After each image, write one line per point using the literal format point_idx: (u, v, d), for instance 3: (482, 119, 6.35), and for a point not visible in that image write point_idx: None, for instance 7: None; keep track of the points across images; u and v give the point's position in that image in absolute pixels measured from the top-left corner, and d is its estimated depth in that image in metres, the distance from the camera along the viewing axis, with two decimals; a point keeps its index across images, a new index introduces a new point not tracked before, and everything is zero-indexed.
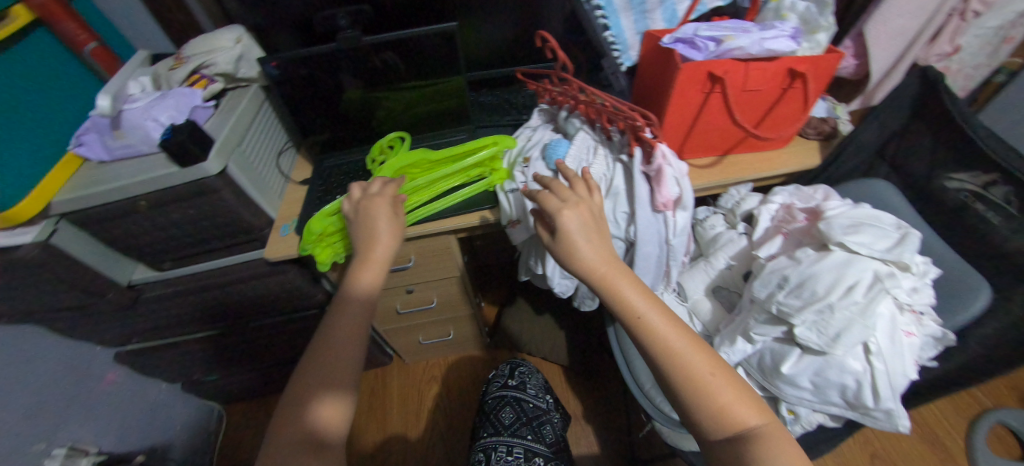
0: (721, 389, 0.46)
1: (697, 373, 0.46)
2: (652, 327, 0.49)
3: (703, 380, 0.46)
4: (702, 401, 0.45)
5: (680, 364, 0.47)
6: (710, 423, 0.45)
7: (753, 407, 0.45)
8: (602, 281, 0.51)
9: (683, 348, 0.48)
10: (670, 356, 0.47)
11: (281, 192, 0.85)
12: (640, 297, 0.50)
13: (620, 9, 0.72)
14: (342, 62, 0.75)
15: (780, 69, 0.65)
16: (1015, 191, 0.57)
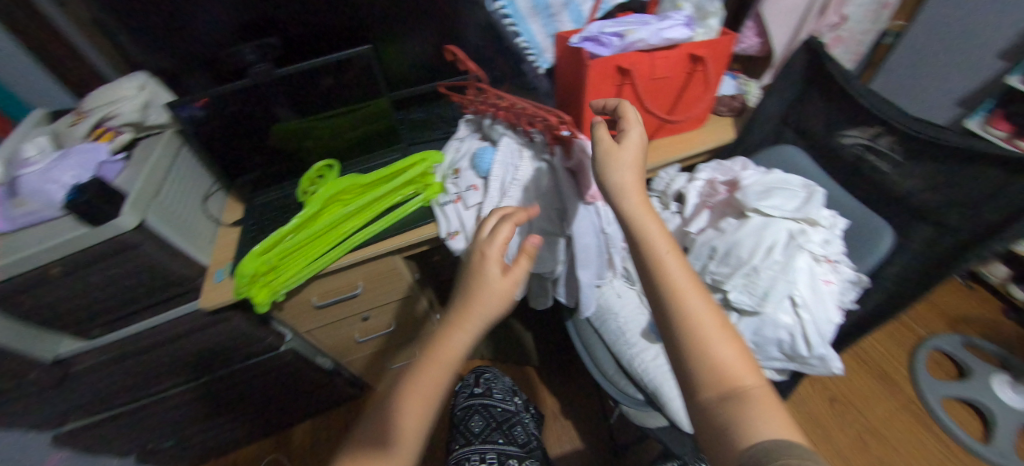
0: (719, 345, 0.41)
1: (697, 319, 0.42)
2: (662, 266, 0.45)
3: (697, 328, 0.42)
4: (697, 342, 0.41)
5: (685, 307, 0.43)
6: (703, 366, 0.41)
7: (751, 366, 0.40)
8: (633, 220, 0.48)
9: (692, 290, 0.44)
10: (676, 296, 0.43)
11: (213, 238, 0.82)
12: (661, 235, 0.47)
13: (527, 16, 0.78)
14: (262, 96, 0.74)
15: (681, 56, 0.69)
16: (897, 140, 0.63)
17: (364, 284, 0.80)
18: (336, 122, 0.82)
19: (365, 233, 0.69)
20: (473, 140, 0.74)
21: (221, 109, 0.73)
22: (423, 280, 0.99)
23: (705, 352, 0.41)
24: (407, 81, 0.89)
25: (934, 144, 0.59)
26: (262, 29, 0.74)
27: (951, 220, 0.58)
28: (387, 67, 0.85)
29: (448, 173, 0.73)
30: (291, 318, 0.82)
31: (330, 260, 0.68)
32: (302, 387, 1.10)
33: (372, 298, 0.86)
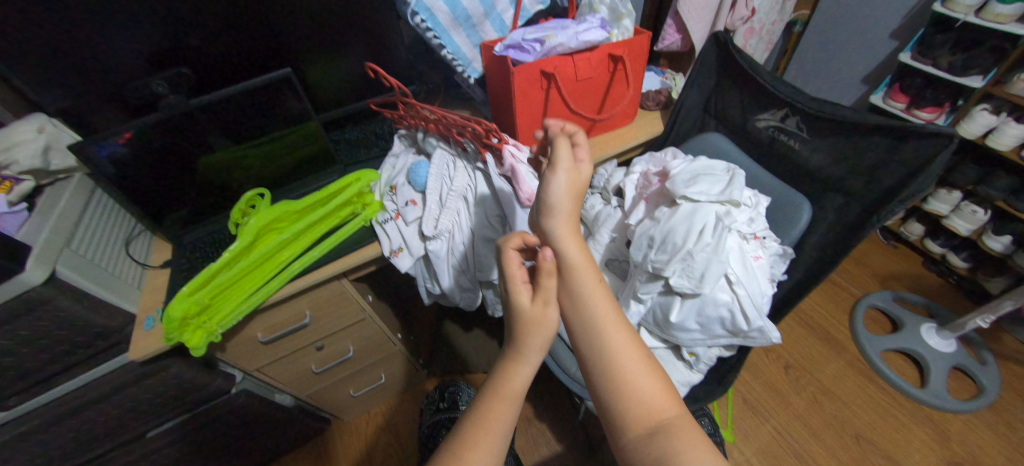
0: (644, 382, 0.46)
1: (618, 356, 0.47)
2: (588, 298, 0.49)
3: (621, 363, 0.47)
4: (626, 381, 0.46)
5: (606, 342, 0.48)
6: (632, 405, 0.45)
7: (671, 399, 0.46)
8: (565, 257, 0.50)
9: (614, 329, 0.48)
10: (599, 331, 0.48)
11: (140, 283, 0.76)
12: (586, 263, 0.50)
13: (449, 28, 0.74)
14: (183, 130, 0.71)
15: (602, 57, 0.72)
16: (802, 120, 0.69)
17: (312, 312, 0.77)
18: (266, 149, 0.80)
19: (304, 261, 0.67)
20: (409, 155, 0.74)
21: (137, 150, 0.68)
22: (379, 302, 0.97)
23: (636, 392, 0.46)
24: (335, 102, 0.87)
25: (833, 120, 0.65)
26: (171, 58, 0.70)
27: (854, 189, 0.64)
28: (315, 89, 0.83)
29: (386, 190, 0.73)
30: (237, 358, 0.78)
31: (268, 292, 0.65)
32: (262, 429, 1.04)
33: (324, 326, 0.83)
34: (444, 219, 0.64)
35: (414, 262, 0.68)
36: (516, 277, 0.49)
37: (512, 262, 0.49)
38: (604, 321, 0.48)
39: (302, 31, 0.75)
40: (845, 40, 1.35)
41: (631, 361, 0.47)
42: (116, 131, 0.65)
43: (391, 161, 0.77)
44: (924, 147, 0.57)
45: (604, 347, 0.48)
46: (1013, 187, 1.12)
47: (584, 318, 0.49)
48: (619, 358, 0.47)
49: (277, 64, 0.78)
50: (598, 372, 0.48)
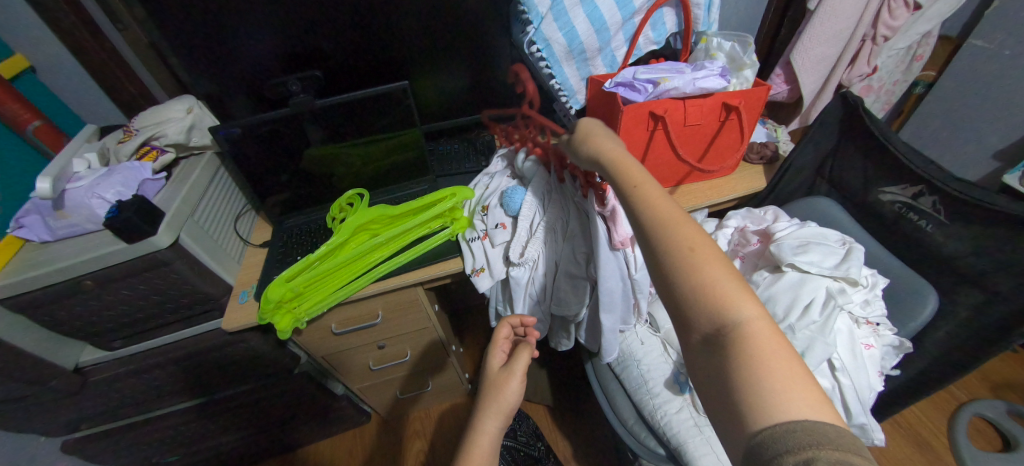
0: (718, 277, 0.35)
1: (683, 247, 0.37)
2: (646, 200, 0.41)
3: (686, 256, 0.36)
4: (684, 278, 0.36)
5: (665, 236, 0.38)
6: (694, 311, 0.34)
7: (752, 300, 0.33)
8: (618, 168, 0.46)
9: (672, 223, 0.39)
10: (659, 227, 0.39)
11: (240, 258, 0.83)
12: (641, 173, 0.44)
13: (563, 59, 0.75)
14: (298, 126, 0.77)
15: (715, 104, 0.69)
16: (941, 200, 0.61)
17: (384, 314, 0.80)
18: (367, 152, 0.84)
19: (391, 264, 0.69)
20: (507, 174, 0.76)
21: (245, 135, 0.74)
22: (442, 312, 0.98)
23: (696, 296, 0.35)
24: (433, 115, 0.91)
25: (979, 207, 0.57)
26: (306, 61, 0.76)
27: (1002, 289, 0.56)
28: (421, 100, 0.87)
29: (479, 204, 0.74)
30: (309, 343, 0.82)
31: (354, 289, 0.68)
32: (311, 411, 1.08)
33: (390, 328, 0.85)
34: (531, 248, 0.65)
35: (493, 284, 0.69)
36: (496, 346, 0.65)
37: (501, 334, 0.66)
38: (659, 217, 0.39)
39: (421, 48, 0.79)
40: (977, 110, 1.21)
41: (693, 257, 0.36)
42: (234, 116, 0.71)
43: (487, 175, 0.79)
44: None
45: (655, 246, 0.38)
46: None
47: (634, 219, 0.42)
48: (671, 258, 0.37)
49: (393, 75, 0.82)
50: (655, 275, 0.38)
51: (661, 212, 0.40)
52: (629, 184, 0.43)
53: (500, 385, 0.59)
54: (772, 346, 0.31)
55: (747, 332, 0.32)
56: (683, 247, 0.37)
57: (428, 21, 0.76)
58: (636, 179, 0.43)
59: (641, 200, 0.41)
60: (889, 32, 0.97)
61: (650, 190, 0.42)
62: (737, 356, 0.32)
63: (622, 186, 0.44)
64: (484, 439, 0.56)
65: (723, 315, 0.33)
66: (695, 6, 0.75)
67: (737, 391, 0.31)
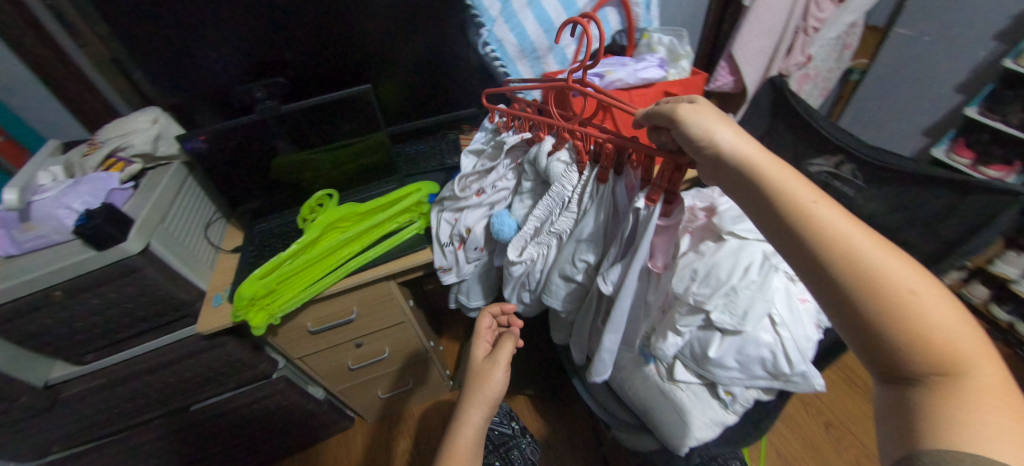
0: (939, 319, 0.29)
1: (894, 285, 0.30)
2: (823, 226, 0.33)
3: (900, 299, 0.30)
4: (892, 320, 0.30)
5: (864, 271, 0.31)
6: (913, 359, 0.29)
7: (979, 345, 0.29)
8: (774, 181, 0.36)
9: (870, 247, 0.31)
10: (848, 262, 0.31)
11: (212, 263, 0.84)
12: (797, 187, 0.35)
13: (516, 58, 0.81)
14: (261, 135, 0.79)
15: (658, 93, 0.75)
16: (858, 167, 0.68)
17: (358, 309, 0.82)
18: (336, 155, 0.87)
19: (361, 259, 0.72)
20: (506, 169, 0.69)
21: (214, 144, 0.75)
22: (418, 308, 1.01)
23: (902, 337, 0.29)
24: (400, 117, 0.95)
25: (887, 170, 0.65)
26: (271, 70, 0.79)
27: (915, 240, 0.63)
28: (386, 103, 0.91)
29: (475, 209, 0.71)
30: (284, 344, 0.83)
31: (327, 284, 0.71)
32: (292, 419, 1.08)
33: (367, 324, 0.87)
34: (533, 248, 0.65)
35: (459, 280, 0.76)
36: (480, 337, 0.67)
37: (484, 324, 0.68)
38: (844, 242, 0.32)
39: (384, 53, 0.84)
40: (905, 93, 1.33)
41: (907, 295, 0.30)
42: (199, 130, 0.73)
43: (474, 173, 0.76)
44: (984, 200, 0.56)
45: (832, 277, 0.32)
46: None
47: (795, 239, 0.34)
48: (866, 292, 0.30)
49: (357, 79, 0.86)
50: (844, 315, 0.32)
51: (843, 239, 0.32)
52: (797, 202, 0.34)
53: (483, 375, 0.62)
54: (1006, 397, 0.28)
55: (973, 380, 0.28)
56: (900, 288, 0.30)
57: (389, 26, 0.80)
58: (799, 190, 0.35)
59: (822, 220, 0.33)
60: (818, 25, 1.07)
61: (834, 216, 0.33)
62: (949, 402, 0.28)
63: (778, 198, 0.35)
64: (468, 430, 0.59)
65: (951, 364, 0.28)
66: (635, 5, 0.82)
67: (926, 438, 0.28)
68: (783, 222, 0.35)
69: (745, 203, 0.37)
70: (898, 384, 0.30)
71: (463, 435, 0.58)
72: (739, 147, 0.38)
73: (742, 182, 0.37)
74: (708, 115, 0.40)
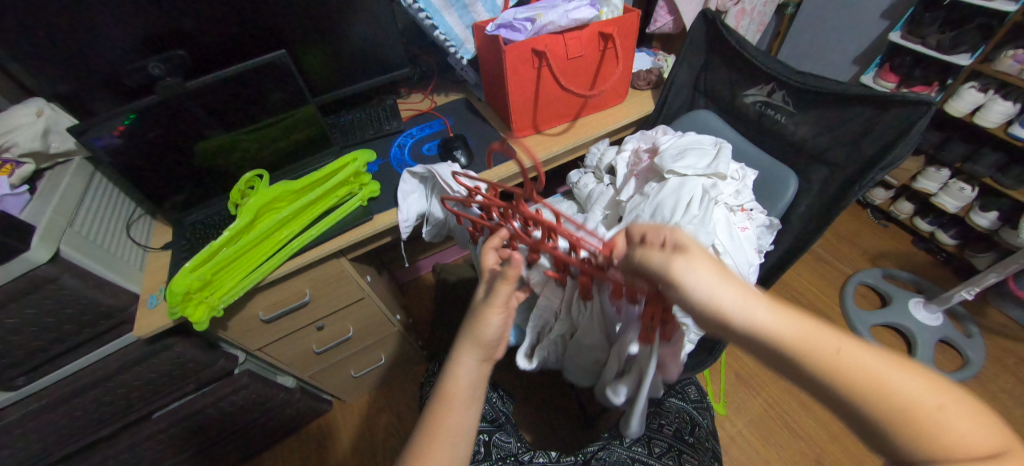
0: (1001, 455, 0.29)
1: (946, 430, 0.30)
2: (856, 380, 0.32)
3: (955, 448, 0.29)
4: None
5: (902, 418, 0.30)
6: None
7: None
8: (791, 334, 0.34)
9: (901, 385, 0.31)
10: (887, 407, 0.31)
11: (142, 265, 0.78)
12: (813, 335, 0.34)
13: (442, 8, 0.76)
14: (179, 120, 0.71)
15: (593, 35, 0.73)
16: (788, 93, 0.70)
17: (312, 291, 0.79)
18: (263, 133, 0.81)
19: (302, 239, 0.69)
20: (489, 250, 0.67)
21: (136, 136, 0.68)
22: (378, 283, 0.99)
23: None
24: (328, 84, 0.88)
25: (814, 92, 0.67)
26: (166, 41, 0.70)
27: (840, 159, 0.66)
28: (310, 70, 0.84)
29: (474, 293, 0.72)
30: (240, 337, 0.80)
31: (270, 267, 0.67)
32: (266, 412, 1.06)
33: (324, 305, 0.84)
34: (541, 349, 0.66)
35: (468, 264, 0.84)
36: (482, 270, 0.56)
37: (488, 260, 0.55)
38: (872, 385, 0.31)
39: (294, 12, 0.76)
40: (837, 21, 1.36)
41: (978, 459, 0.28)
42: (110, 121, 0.65)
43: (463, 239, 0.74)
44: (903, 113, 0.59)
45: (870, 425, 0.32)
46: (999, 162, 1.17)
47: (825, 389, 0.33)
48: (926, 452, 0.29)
49: (270, 46, 0.78)
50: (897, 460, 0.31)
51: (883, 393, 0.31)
52: (822, 356, 0.33)
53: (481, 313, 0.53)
54: None
55: None
56: (947, 427, 0.30)
57: None
58: (819, 340, 0.33)
59: (847, 366, 0.32)
60: None
61: (867, 364, 0.32)
62: None
63: (798, 355, 0.34)
64: (461, 372, 0.52)
65: None
66: None
67: None
68: (814, 378, 0.33)
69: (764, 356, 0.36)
70: None
71: (457, 381, 0.51)
72: (744, 301, 0.35)
73: (753, 340, 0.35)
74: (705, 266, 0.37)
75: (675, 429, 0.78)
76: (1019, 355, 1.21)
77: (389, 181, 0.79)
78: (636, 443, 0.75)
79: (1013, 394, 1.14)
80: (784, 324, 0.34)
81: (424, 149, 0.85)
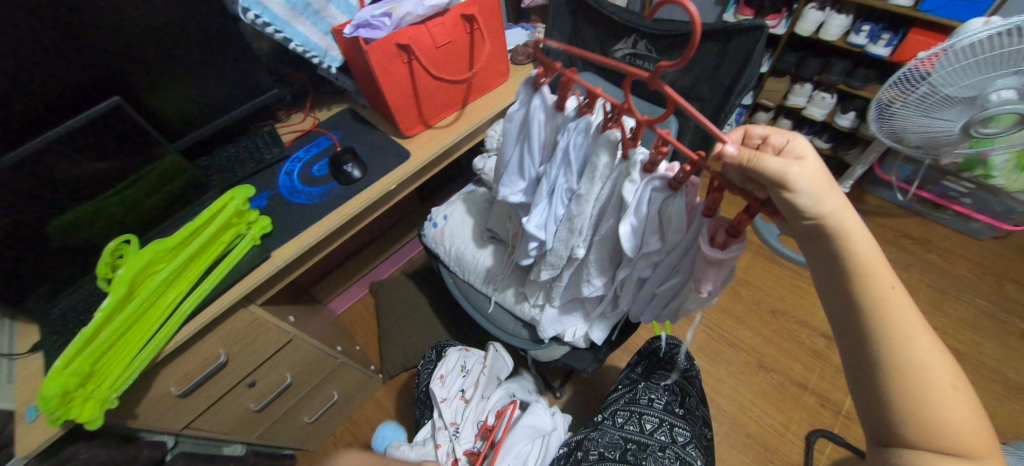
0: (935, 356, 0.38)
1: (911, 333, 0.38)
2: (872, 289, 0.38)
3: (913, 349, 0.38)
4: (895, 364, 0.38)
5: (888, 320, 0.38)
6: (901, 393, 0.38)
7: (965, 404, 0.38)
8: (848, 247, 0.38)
9: (902, 301, 0.38)
10: (882, 307, 0.38)
11: (10, 376, 0.64)
12: (873, 249, 0.39)
13: (290, 18, 0.72)
14: (22, 205, 0.60)
15: (456, 19, 0.72)
16: (649, 42, 0.74)
17: (227, 348, 0.73)
18: (125, 194, 0.71)
19: (197, 296, 0.63)
20: (564, 168, 0.54)
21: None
22: (305, 321, 0.93)
23: (899, 373, 0.38)
24: (188, 125, 0.80)
25: (668, 37, 0.72)
26: None
27: (705, 93, 0.72)
28: (160, 112, 0.75)
29: (542, 218, 0.61)
30: (155, 422, 0.71)
31: (165, 337, 0.60)
32: None
33: (247, 359, 0.78)
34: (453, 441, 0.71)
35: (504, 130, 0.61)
36: None
37: None
38: (881, 292, 0.38)
39: (121, 51, 0.67)
40: None
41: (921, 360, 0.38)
42: None
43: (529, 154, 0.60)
44: (744, 42, 0.64)
45: (865, 321, 0.39)
46: (847, 69, 1.33)
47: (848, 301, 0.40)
48: (906, 360, 0.38)
49: (102, 93, 0.68)
50: (855, 347, 0.41)
51: (896, 310, 0.38)
52: (856, 267, 0.39)
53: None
54: (968, 425, 0.37)
55: (940, 405, 0.37)
56: (904, 338, 0.38)
57: (115, 14, 0.63)
58: (874, 259, 0.39)
59: (879, 282, 0.38)
60: None
61: (885, 290, 0.38)
62: (913, 405, 0.38)
63: (847, 256, 0.39)
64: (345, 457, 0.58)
65: (928, 399, 0.37)
66: None
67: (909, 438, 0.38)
68: (837, 276, 0.40)
69: (818, 256, 0.41)
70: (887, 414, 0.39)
71: None
72: (840, 221, 0.38)
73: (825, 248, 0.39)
74: (816, 178, 0.36)
75: (664, 401, 0.79)
76: (894, 228, 1.41)
77: (282, 213, 0.75)
78: (626, 421, 0.78)
79: (898, 262, 1.33)
80: (855, 244, 0.38)
81: (313, 171, 0.81)
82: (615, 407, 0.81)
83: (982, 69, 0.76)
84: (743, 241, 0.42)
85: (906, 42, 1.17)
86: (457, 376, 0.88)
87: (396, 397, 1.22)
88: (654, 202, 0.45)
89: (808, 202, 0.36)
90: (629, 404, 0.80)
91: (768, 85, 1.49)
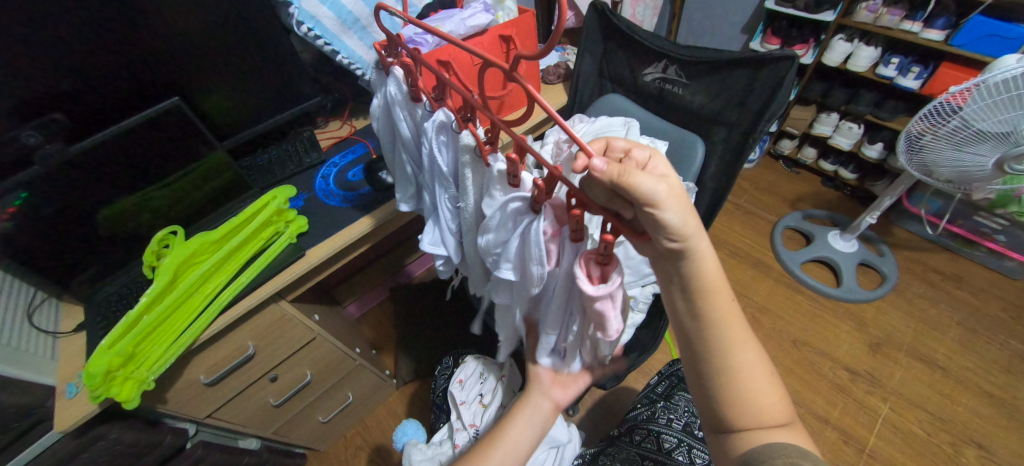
0: (752, 355, 0.43)
1: (735, 340, 0.42)
2: (711, 302, 0.40)
3: (733, 354, 0.42)
4: (722, 366, 0.42)
5: (722, 330, 0.41)
6: (721, 387, 0.43)
7: (773, 391, 0.44)
8: (700, 267, 0.38)
9: (733, 316, 0.41)
10: (720, 322, 0.41)
11: (54, 354, 0.67)
12: (717, 266, 0.39)
13: (339, 32, 0.77)
14: (82, 190, 0.64)
15: (494, 37, 0.75)
16: (678, 67, 0.77)
17: (255, 342, 0.75)
18: (176, 188, 0.75)
19: (233, 288, 0.66)
20: (441, 175, 0.51)
21: (32, 217, 0.59)
22: (328, 320, 0.96)
23: (726, 374, 0.43)
24: (235, 128, 0.85)
25: (699, 62, 0.74)
26: (41, 106, 0.61)
27: (733, 118, 0.73)
28: (210, 114, 0.80)
29: (435, 234, 0.61)
30: (183, 408, 0.74)
31: (200, 328, 0.62)
32: None
33: (272, 353, 0.80)
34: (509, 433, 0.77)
35: (383, 129, 0.58)
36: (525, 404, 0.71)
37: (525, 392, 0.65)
38: (723, 308, 0.41)
39: (181, 57, 0.72)
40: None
41: (745, 361, 0.42)
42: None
43: (410, 155, 0.57)
44: (774, 70, 0.66)
45: (705, 332, 0.41)
46: (875, 101, 1.32)
47: (702, 319, 0.41)
48: (738, 363, 0.42)
49: (164, 94, 0.74)
50: (691, 351, 0.44)
51: (733, 325, 0.41)
52: (704, 290, 0.39)
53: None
54: (773, 403, 0.44)
55: (758, 394, 0.43)
56: (731, 344, 0.42)
57: (180, 23, 0.69)
58: (717, 278, 0.39)
59: (718, 300, 0.40)
60: None
61: (723, 306, 0.41)
62: (737, 395, 0.43)
63: (695, 279, 0.38)
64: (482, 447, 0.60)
65: (748, 390, 0.43)
66: None
67: (736, 422, 0.44)
68: (681, 293, 0.40)
69: (669, 275, 0.40)
70: (717, 406, 0.45)
71: None
72: (700, 242, 0.36)
73: (676, 274, 0.39)
74: (677, 197, 0.32)
75: (683, 424, 0.78)
76: (923, 262, 1.38)
77: (318, 214, 0.78)
78: (643, 440, 0.77)
79: (927, 298, 1.30)
80: (705, 260, 0.37)
81: (348, 175, 0.85)
82: (633, 425, 0.81)
83: (1013, 106, 0.75)
84: (616, 267, 0.37)
85: (937, 76, 1.16)
86: (475, 381, 0.88)
87: (408, 402, 1.22)
88: (515, 223, 0.41)
89: (675, 221, 0.32)
90: (645, 423, 0.80)
91: (793, 113, 1.50)
